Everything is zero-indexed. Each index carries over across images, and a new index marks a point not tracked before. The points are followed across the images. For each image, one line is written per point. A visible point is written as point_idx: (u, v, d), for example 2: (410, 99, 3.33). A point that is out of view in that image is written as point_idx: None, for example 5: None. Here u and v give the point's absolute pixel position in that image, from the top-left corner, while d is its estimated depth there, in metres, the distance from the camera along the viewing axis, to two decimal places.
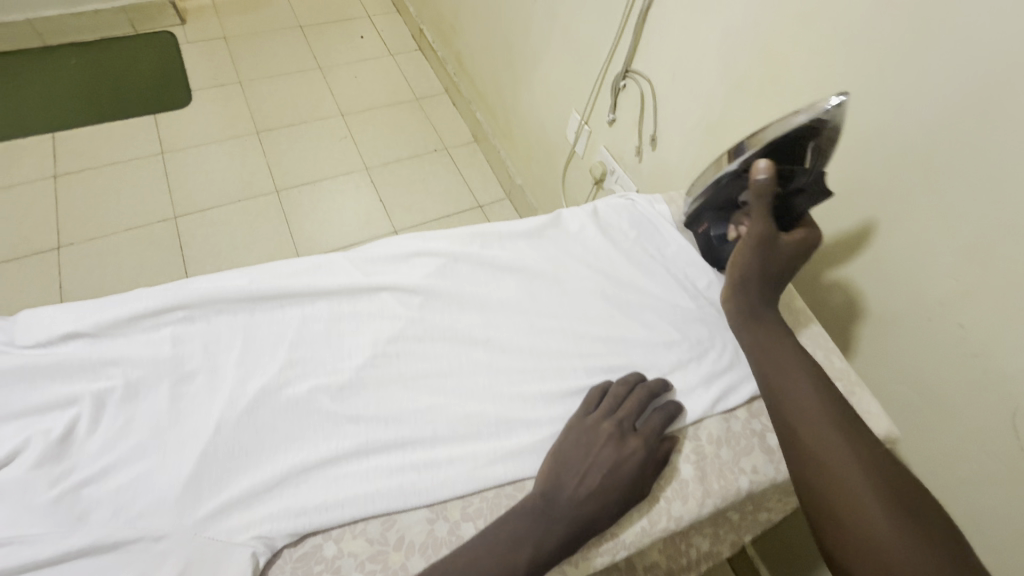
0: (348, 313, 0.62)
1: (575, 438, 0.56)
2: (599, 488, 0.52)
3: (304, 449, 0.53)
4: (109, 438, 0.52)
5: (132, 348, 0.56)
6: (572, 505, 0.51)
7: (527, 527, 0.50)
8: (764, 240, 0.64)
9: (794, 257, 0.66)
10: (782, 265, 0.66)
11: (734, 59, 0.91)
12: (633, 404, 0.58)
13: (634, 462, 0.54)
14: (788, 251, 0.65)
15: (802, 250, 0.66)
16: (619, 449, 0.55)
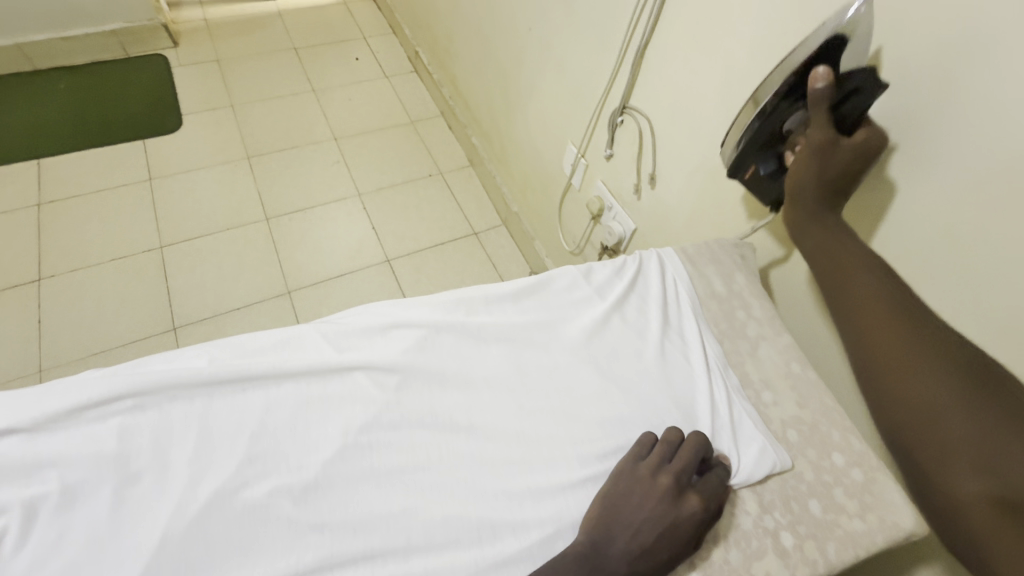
0: (316, 398, 0.57)
1: (627, 486, 0.53)
2: (649, 547, 0.49)
3: (260, 564, 0.47)
4: (39, 555, 0.46)
5: (71, 445, 0.51)
6: (622, 561, 0.49)
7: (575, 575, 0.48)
8: (820, 152, 0.61)
9: (856, 161, 0.61)
10: (844, 171, 0.61)
11: (738, 102, 0.86)
12: (689, 455, 0.55)
13: (692, 523, 0.51)
14: (851, 154, 0.60)
15: (865, 152, 0.61)
16: (675, 506, 0.51)
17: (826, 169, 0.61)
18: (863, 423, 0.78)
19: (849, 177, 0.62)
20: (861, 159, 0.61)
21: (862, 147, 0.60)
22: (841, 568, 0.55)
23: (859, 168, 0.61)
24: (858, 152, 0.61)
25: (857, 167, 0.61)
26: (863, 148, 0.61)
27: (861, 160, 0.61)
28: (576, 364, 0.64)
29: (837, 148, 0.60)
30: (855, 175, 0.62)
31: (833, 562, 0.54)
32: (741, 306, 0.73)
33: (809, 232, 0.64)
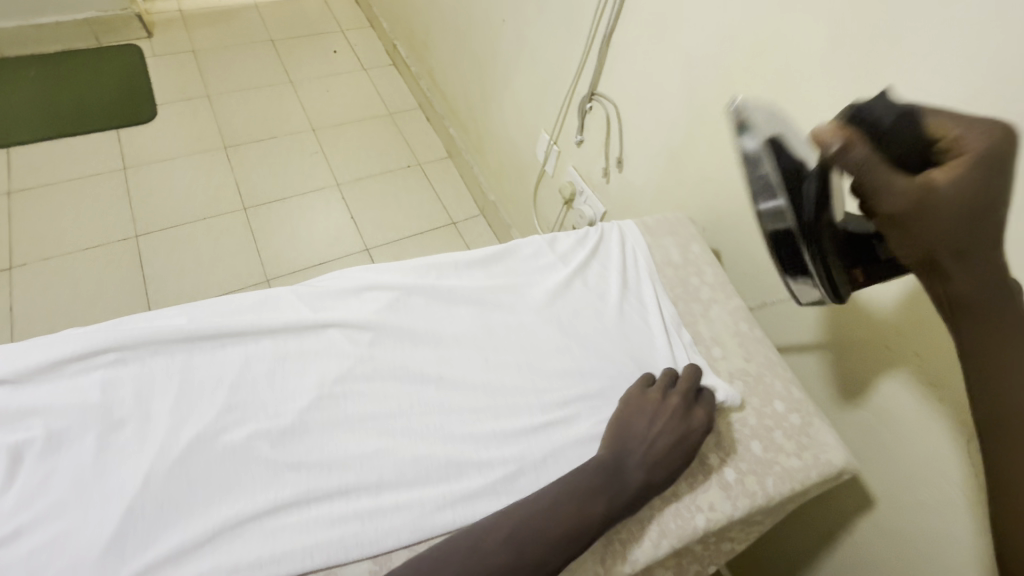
0: (293, 352, 0.60)
1: (639, 408, 0.60)
2: (665, 457, 0.56)
3: (239, 501, 0.50)
4: (25, 495, 0.48)
5: (56, 395, 0.53)
6: (643, 467, 0.55)
7: (599, 483, 0.53)
8: (928, 203, 0.41)
9: (988, 174, 0.41)
10: (972, 206, 0.41)
11: (695, 86, 0.92)
12: (688, 381, 0.62)
13: (699, 432, 0.58)
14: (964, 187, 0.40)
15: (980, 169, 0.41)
16: (686, 420, 0.59)
17: (943, 228, 0.41)
18: (811, 382, 0.85)
19: (995, 193, 0.41)
20: (992, 164, 0.41)
21: (982, 155, 0.41)
22: (779, 500, 0.61)
23: (1002, 175, 0.41)
24: (979, 159, 0.41)
25: (996, 174, 0.41)
26: (986, 154, 0.41)
27: (994, 164, 0.41)
28: (539, 323, 0.69)
29: (939, 191, 0.41)
30: (980, 212, 0.41)
31: (771, 494, 0.60)
32: (696, 273, 0.79)
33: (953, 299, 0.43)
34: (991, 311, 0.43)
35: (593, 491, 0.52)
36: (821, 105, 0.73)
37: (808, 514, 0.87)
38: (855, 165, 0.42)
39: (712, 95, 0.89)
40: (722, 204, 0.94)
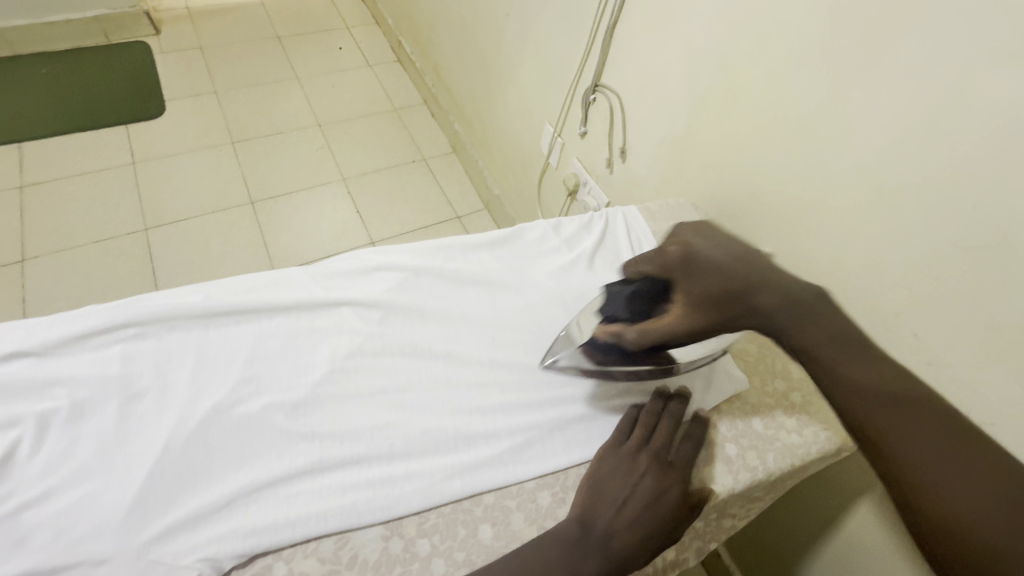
0: (305, 328, 0.62)
1: (612, 465, 0.56)
2: (637, 520, 0.51)
3: (255, 468, 0.52)
4: (52, 460, 0.50)
5: (79, 367, 0.55)
6: (607, 537, 0.50)
7: (560, 553, 0.48)
8: (693, 313, 0.55)
9: (693, 275, 0.58)
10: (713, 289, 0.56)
11: (696, 75, 0.93)
12: (665, 433, 0.59)
13: (674, 494, 0.54)
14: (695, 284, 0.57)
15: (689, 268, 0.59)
16: (659, 479, 0.54)
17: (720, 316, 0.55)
18: None
19: (722, 276, 0.56)
20: (692, 263, 0.59)
21: (679, 264, 0.60)
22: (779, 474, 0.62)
23: (705, 264, 0.58)
24: (685, 268, 0.59)
25: (699, 266, 0.58)
26: (681, 262, 0.60)
27: (693, 263, 0.59)
28: (544, 304, 0.70)
29: (689, 299, 0.57)
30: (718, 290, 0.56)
31: (771, 469, 0.62)
32: None
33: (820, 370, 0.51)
34: (854, 387, 0.49)
35: (552, 566, 0.47)
36: (822, 89, 0.74)
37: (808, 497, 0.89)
38: (635, 340, 0.58)
39: (713, 83, 0.90)
40: (723, 190, 0.94)
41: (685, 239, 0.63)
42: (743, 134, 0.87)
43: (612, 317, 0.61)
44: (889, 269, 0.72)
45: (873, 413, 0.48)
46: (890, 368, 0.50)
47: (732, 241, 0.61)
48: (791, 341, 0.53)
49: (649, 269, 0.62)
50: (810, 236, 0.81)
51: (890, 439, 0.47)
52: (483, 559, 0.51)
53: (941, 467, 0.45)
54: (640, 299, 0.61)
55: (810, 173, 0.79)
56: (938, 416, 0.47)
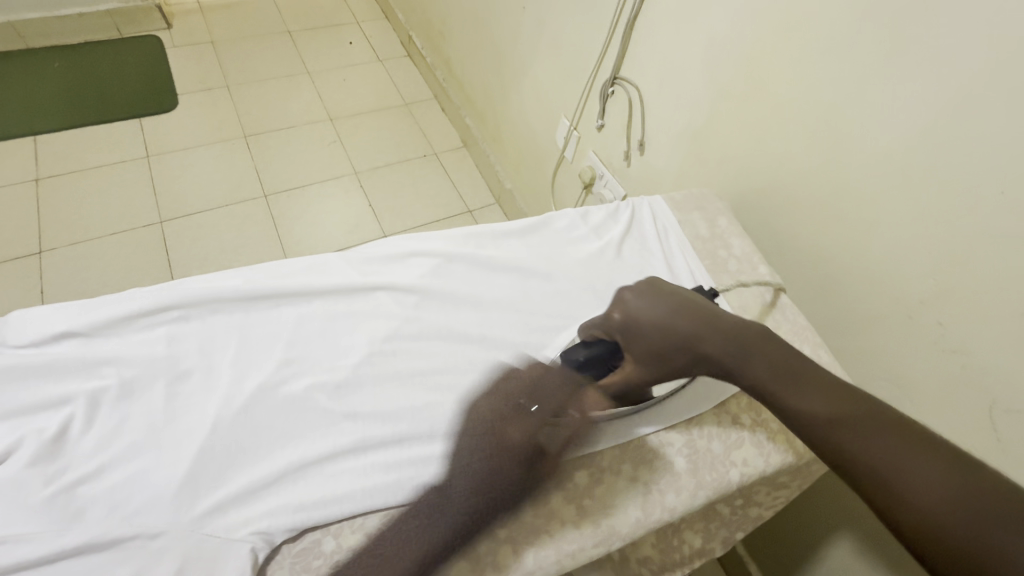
0: (344, 312, 0.63)
1: None
2: None
3: (301, 446, 0.54)
4: (104, 437, 0.51)
5: (126, 347, 0.56)
6: None
7: None
8: (644, 369, 0.60)
9: (635, 337, 0.61)
10: (661, 342, 0.59)
11: (718, 66, 0.93)
12: None
13: None
14: (643, 342, 0.60)
15: (631, 326, 0.62)
16: None
17: (670, 365, 0.59)
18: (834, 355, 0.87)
19: (661, 333, 0.59)
20: (631, 326, 0.62)
21: (618, 328, 0.62)
22: (808, 458, 0.63)
23: (644, 324, 0.60)
24: (626, 332, 0.61)
25: (638, 327, 0.61)
26: (620, 325, 0.62)
27: (631, 325, 0.62)
28: (574, 291, 0.71)
29: (642, 357, 0.60)
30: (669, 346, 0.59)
31: (801, 452, 0.63)
32: (723, 246, 0.81)
33: (773, 397, 0.53)
34: (804, 405, 0.51)
35: None
36: (849, 79, 0.74)
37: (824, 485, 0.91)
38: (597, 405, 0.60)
39: (735, 74, 0.90)
40: (744, 182, 0.95)
41: (622, 298, 0.64)
42: (767, 125, 0.87)
43: (579, 385, 0.61)
44: (915, 258, 0.73)
45: (821, 435, 0.49)
46: (854, 393, 0.51)
47: (664, 292, 0.63)
48: (742, 376, 0.56)
49: (598, 333, 0.63)
50: (834, 225, 0.82)
51: (846, 454, 0.47)
52: (525, 536, 0.53)
53: (895, 469, 0.44)
54: (592, 362, 0.61)
55: (835, 164, 0.79)
56: (882, 422, 0.47)
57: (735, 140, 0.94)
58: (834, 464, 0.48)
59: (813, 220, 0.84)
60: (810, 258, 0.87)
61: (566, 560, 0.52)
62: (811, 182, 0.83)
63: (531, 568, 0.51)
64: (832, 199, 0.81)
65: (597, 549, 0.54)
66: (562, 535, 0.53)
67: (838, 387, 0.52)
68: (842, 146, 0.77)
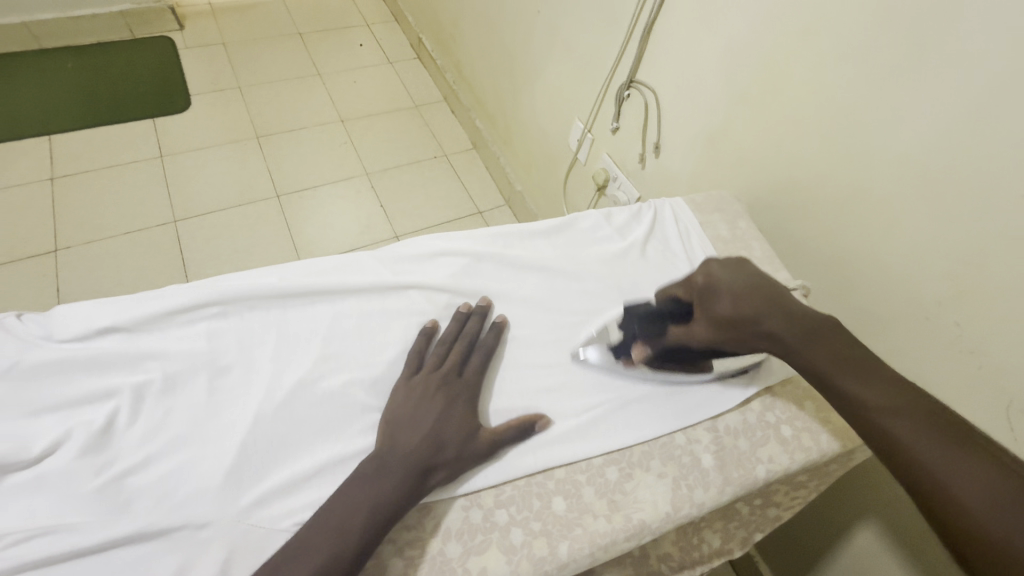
0: (377, 310, 0.64)
1: None
2: None
3: (340, 440, 0.55)
4: (149, 430, 0.53)
5: (168, 343, 0.58)
6: None
7: None
8: (710, 334, 0.62)
9: (711, 299, 0.63)
10: (738, 310, 0.60)
11: (737, 70, 0.94)
12: None
13: None
14: (720, 309, 0.61)
15: (710, 293, 0.63)
16: None
17: (736, 335, 0.60)
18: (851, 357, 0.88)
19: (738, 300, 0.61)
20: (712, 289, 0.63)
21: (697, 289, 0.64)
22: (831, 455, 0.65)
23: (724, 289, 0.62)
24: (704, 293, 0.63)
25: (718, 291, 0.62)
26: (701, 288, 0.64)
27: (711, 288, 0.63)
28: (600, 290, 0.73)
29: (711, 323, 0.62)
30: (744, 315, 0.60)
31: (824, 449, 0.64)
32: (744, 248, 0.82)
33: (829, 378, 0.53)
34: (860, 392, 0.51)
35: None
36: (868, 85, 0.75)
37: (844, 487, 0.91)
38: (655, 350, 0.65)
39: (754, 78, 0.91)
40: (763, 186, 0.95)
41: (708, 267, 0.66)
42: (786, 129, 0.88)
43: (634, 334, 0.66)
44: (933, 261, 0.74)
45: (874, 423, 0.49)
46: (914, 389, 0.50)
47: (748, 269, 0.64)
48: (802, 358, 0.55)
49: (678, 292, 0.67)
50: (852, 228, 0.83)
51: (897, 443, 0.47)
52: (559, 529, 0.54)
53: (944, 466, 0.44)
54: (656, 317, 0.67)
55: (853, 168, 0.80)
56: (940, 421, 0.47)
57: (756, 144, 0.95)
58: (885, 455, 0.48)
59: (832, 223, 0.86)
60: (828, 260, 0.88)
61: (599, 553, 0.53)
62: (831, 186, 0.84)
63: (565, 560, 0.52)
64: (852, 201, 0.82)
65: (628, 543, 0.55)
66: (595, 528, 0.54)
67: (899, 381, 0.51)
68: (861, 151, 0.79)
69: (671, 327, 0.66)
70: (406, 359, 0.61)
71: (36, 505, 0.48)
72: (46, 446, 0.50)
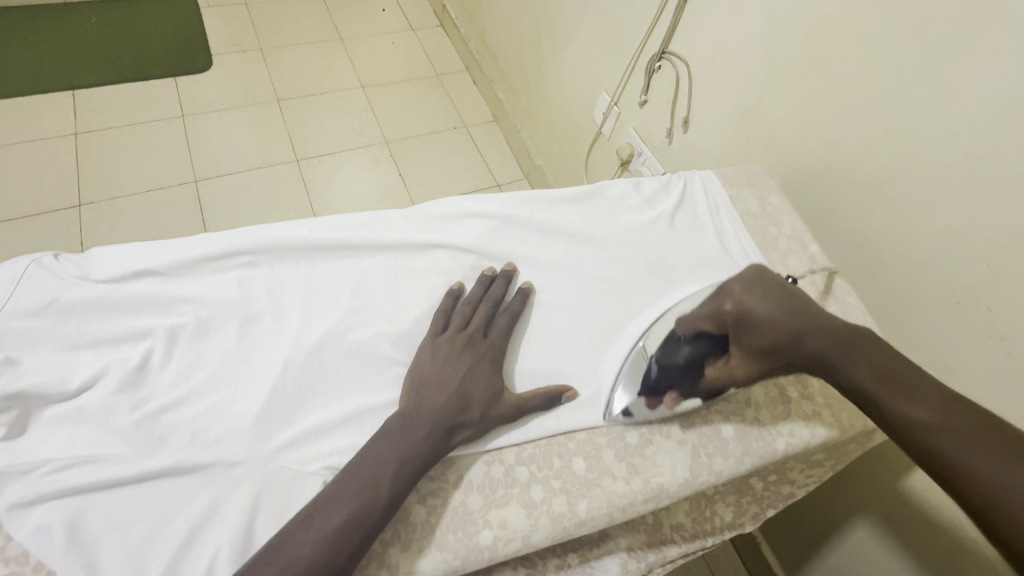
0: (406, 268, 0.65)
1: None
2: None
3: (367, 391, 0.56)
4: (182, 369, 0.54)
5: (201, 287, 0.58)
6: None
7: None
8: (751, 367, 0.59)
9: (747, 332, 0.58)
10: (776, 338, 0.56)
11: (776, 44, 0.90)
12: None
13: None
14: (761, 344, 0.57)
15: (741, 326, 0.58)
16: None
17: (775, 364, 0.58)
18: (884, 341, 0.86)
19: (775, 327, 0.56)
20: (746, 322, 0.57)
21: (732, 324, 0.58)
22: (851, 434, 0.65)
23: (761, 319, 0.57)
24: (740, 328, 0.58)
25: (753, 323, 0.57)
26: (734, 322, 0.58)
27: (745, 320, 0.57)
28: (627, 258, 0.73)
29: (747, 364, 0.58)
30: (787, 347, 0.56)
31: (844, 428, 0.64)
32: (774, 224, 0.81)
33: (877, 397, 0.52)
34: (907, 411, 0.50)
35: None
36: (915, 63, 0.72)
37: (857, 476, 0.91)
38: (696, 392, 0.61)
39: (796, 49, 0.87)
40: (800, 166, 0.93)
41: (731, 290, 0.60)
42: (825, 106, 0.86)
43: (669, 383, 0.60)
44: (969, 244, 0.72)
45: (925, 443, 0.48)
46: (955, 397, 0.50)
47: (771, 283, 0.59)
48: (845, 378, 0.54)
49: (707, 328, 0.60)
50: (886, 209, 0.81)
51: (950, 463, 0.47)
52: (578, 488, 0.55)
53: (998, 482, 0.44)
54: (691, 365, 0.61)
55: (892, 148, 0.78)
56: (986, 432, 0.47)
57: (795, 122, 0.92)
58: (940, 477, 0.48)
59: (868, 204, 0.83)
60: (859, 240, 0.86)
61: (617, 513, 0.54)
62: (872, 164, 0.81)
63: (584, 517, 0.53)
64: (895, 183, 0.79)
65: (646, 506, 0.56)
66: (614, 489, 0.55)
67: (940, 390, 0.51)
68: (901, 130, 0.76)
69: (706, 369, 0.61)
70: (432, 318, 0.62)
71: (77, 435, 0.50)
72: (84, 379, 0.51)
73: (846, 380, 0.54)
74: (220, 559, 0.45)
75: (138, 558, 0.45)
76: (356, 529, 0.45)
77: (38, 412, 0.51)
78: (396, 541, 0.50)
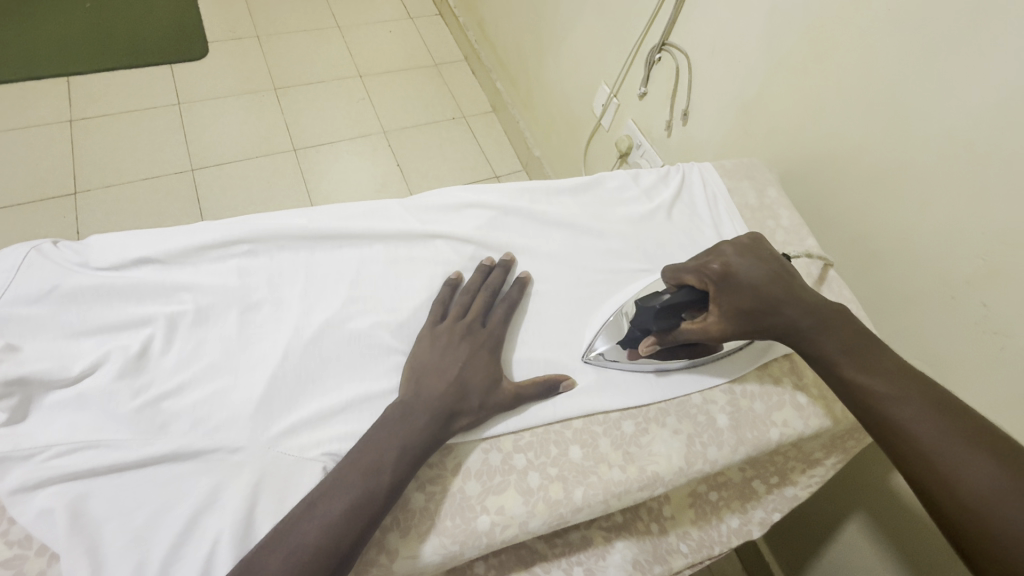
0: (405, 257, 0.65)
1: None
2: None
3: (366, 380, 0.57)
4: (183, 356, 0.54)
5: (201, 276, 0.59)
6: None
7: None
8: (726, 327, 0.59)
9: (730, 291, 0.59)
10: (754, 302, 0.58)
11: (777, 36, 0.90)
12: None
13: None
14: (739, 304, 0.58)
15: (725, 286, 0.59)
16: None
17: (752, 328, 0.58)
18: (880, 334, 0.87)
19: (756, 292, 0.58)
20: (731, 280, 0.59)
21: (716, 280, 0.59)
22: (843, 423, 0.66)
23: (744, 280, 0.59)
24: (725, 286, 0.59)
25: (737, 283, 0.59)
26: (719, 277, 0.59)
27: (731, 278, 0.59)
28: (624, 250, 0.73)
29: (726, 325, 0.59)
30: (766, 311, 0.58)
31: (836, 418, 0.65)
32: (772, 216, 0.81)
33: (842, 368, 0.53)
34: (869, 386, 0.51)
35: None
36: (917, 57, 0.72)
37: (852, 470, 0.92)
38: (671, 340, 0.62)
39: (797, 41, 0.87)
40: (798, 159, 0.93)
41: (723, 253, 0.61)
42: (824, 99, 0.86)
43: (645, 328, 0.62)
44: (966, 238, 0.73)
45: (880, 413, 0.50)
46: (918, 378, 0.51)
47: (763, 253, 0.62)
48: (814, 347, 0.56)
49: (692, 280, 0.61)
50: (883, 203, 0.81)
51: (902, 434, 0.48)
52: (574, 476, 0.56)
53: (951, 459, 0.45)
54: (671, 309, 0.61)
55: (890, 142, 0.78)
56: (949, 411, 0.48)
57: (794, 115, 0.92)
58: (890, 447, 0.49)
59: (866, 197, 0.84)
60: (856, 234, 0.87)
61: (613, 500, 0.55)
62: (871, 157, 0.82)
63: (580, 504, 0.54)
64: (893, 176, 0.79)
65: (642, 493, 0.57)
66: (610, 477, 0.56)
67: (906, 370, 0.52)
68: (900, 123, 0.76)
69: (684, 322, 0.61)
70: (430, 307, 0.62)
71: (78, 421, 0.50)
72: (86, 366, 0.52)
73: (816, 344, 0.56)
74: (221, 544, 0.46)
75: (141, 542, 0.46)
76: (359, 515, 0.46)
77: (40, 398, 0.51)
78: (395, 527, 0.51)
